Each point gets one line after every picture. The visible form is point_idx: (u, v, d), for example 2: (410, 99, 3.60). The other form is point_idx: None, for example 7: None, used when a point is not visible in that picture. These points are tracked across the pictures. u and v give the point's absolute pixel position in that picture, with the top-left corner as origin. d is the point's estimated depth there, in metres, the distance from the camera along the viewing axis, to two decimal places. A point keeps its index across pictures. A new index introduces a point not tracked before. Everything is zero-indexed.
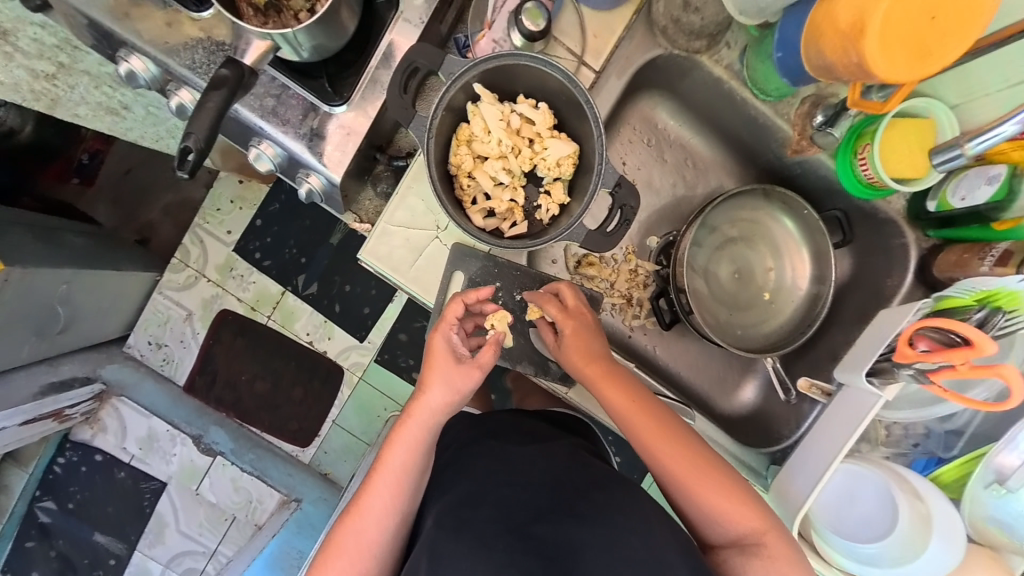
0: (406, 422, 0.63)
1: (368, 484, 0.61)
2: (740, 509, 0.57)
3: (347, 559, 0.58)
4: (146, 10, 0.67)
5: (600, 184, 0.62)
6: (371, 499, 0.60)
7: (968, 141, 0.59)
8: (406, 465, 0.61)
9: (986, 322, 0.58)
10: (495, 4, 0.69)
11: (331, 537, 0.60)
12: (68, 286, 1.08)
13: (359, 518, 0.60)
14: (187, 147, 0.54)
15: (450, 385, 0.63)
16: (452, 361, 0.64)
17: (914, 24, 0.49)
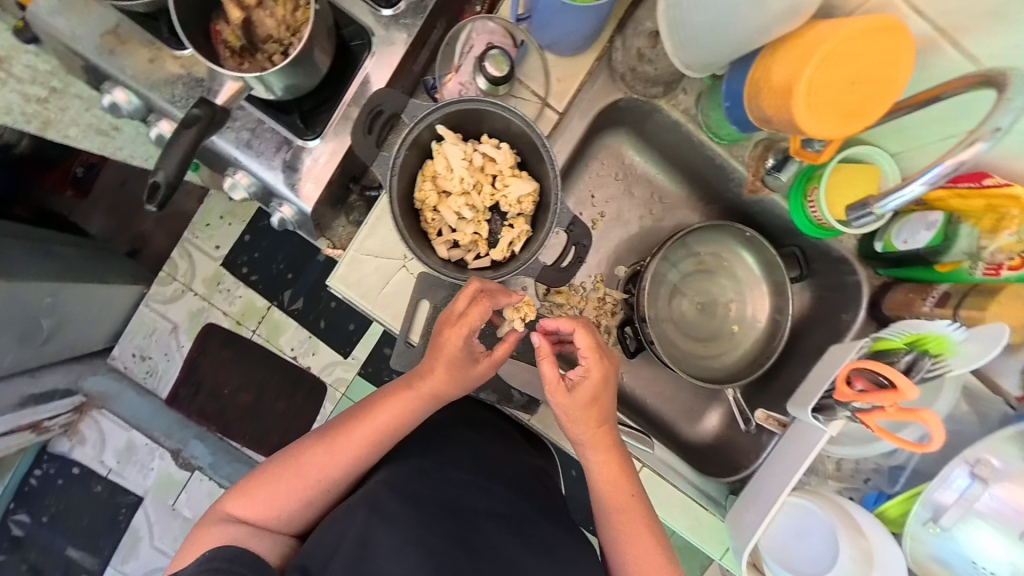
0: (402, 394, 0.65)
1: (349, 429, 0.64)
2: (646, 551, 0.64)
3: (302, 481, 0.62)
4: (131, 46, 0.70)
5: (554, 223, 0.66)
6: (346, 447, 0.63)
7: (879, 201, 0.58)
8: (385, 431, 0.64)
9: (914, 364, 0.60)
10: (462, 50, 0.74)
11: (299, 451, 0.63)
12: (54, 298, 1.11)
13: (329, 455, 0.62)
14: (157, 182, 0.58)
15: (457, 383, 0.64)
16: (459, 359, 0.63)
17: (837, 90, 0.53)
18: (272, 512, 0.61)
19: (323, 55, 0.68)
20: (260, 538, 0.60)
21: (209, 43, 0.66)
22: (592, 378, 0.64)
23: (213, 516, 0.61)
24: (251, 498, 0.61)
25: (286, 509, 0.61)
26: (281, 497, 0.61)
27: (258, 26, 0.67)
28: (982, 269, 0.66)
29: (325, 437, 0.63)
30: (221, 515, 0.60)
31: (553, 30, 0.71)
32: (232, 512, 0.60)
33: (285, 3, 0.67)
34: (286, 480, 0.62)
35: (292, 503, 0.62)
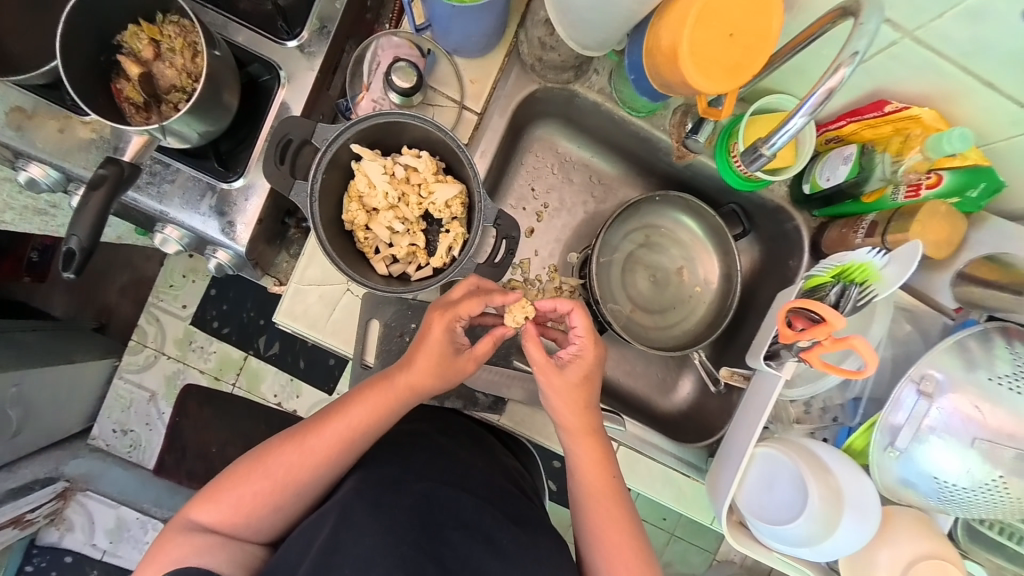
0: (375, 393, 0.64)
1: (323, 427, 0.63)
2: (617, 533, 0.63)
3: (271, 483, 0.61)
4: (39, 119, 0.70)
5: (482, 221, 0.67)
6: (316, 450, 0.62)
7: (765, 143, 0.60)
8: (354, 433, 0.63)
9: (843, 296, 0.62)
10: (370, 69, 0.75)
11: (270, 451, 0.63)
12: (18, 386, 1.09)
13: (300, 455, 0.62)
14: (72, 248, 0.59)
15: (437, 376, 0.64)
16: (445, 353, 0.64)
17: (718, 44, 0.55)
18: (238, 517, 0.61)
19: (231, 95, 0.68)
20: (226, 546, 0.60)
21: (111, 103, 0.66)
22: (586, 357, 0.65)
23: (178, 523, 0.60)
24: (217, 503, 0.61)
25: (254, 515, 0.61)
26: (249, 500, 0.61)
27: (160, 77, 0.68)
28: (903, 192, 0.67)
29: (298, 437, 0.63)
30: (185, 523, 0.60)
31: (454, 35, 0.72)
32: (197, 518, 0.60)
33: (182, 52, 0.67)
34: (254, 481, 0.61)
35: (261, 504, 0.61)
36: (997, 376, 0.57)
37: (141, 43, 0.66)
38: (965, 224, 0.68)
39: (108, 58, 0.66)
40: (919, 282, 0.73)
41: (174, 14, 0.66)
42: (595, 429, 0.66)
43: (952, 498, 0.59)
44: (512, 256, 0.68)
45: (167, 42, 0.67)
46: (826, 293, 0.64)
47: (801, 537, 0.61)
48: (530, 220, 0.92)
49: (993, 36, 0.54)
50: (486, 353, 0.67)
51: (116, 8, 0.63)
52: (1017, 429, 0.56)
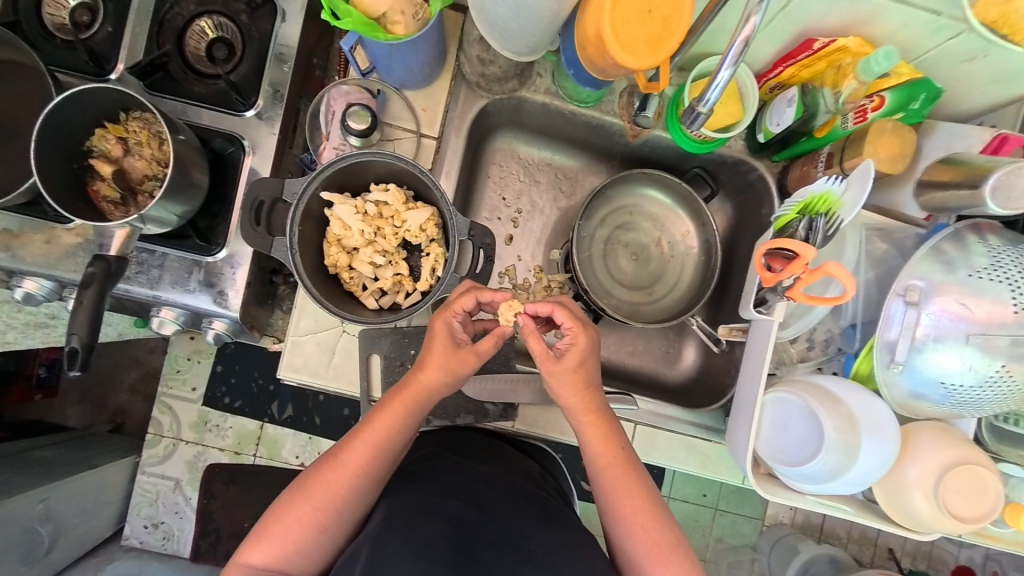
0: (398, 398, 0.67)
1: (354, 440, 0.65)
2: (636, 504, 0.65)
3: (312, 506, 0.62)
4: (26, 237, 0.73)
5: (455, 236, 0.69)
6: (348, 464, 0.64)
7: (699, 102, 0.64)
8: (382, 443, 0.65)
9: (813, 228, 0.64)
10: (327, 119, 0.79)
11: (307, 478, 0.64)
12: (45, 502, 1.10)
13: (334, 472, 0.63)
14: (74, 347, 0.60)
15: (448, 369, 0.66)
16: (450, 348, 0.67)
17: (639, 22, 0.58)
18: (288, 546, 0.61)
19: (200, 173, 0.71)
20: None
21: (90, 205, 0.69)
22: (580, 344, 0.66)
23: (233, 568, 0.60)
24: (267, 541, 0.61)
25: (303, 543, 0.61)
26: (294, 527, 0.61)
27: (131, 170, 0.71)
28: (852, 118, 0.70)
29: (331, 456, 0.65)
30: (239, 567, 0.60)
31: (397, 69, 0.76)
32: (250, 560, 0.60)
33: (149, 143, 0.71)
34: (299, 507, 0.62)
35: (306, 529, 0.62)
36: (976, 270, 0.59)
37: (109, 143, 0.69)
38: (914, 133, 0.71)
39: (81, 164, 0.69)
40: (886, 202, 0.74)
41: (135, 110, 0.70)
42: (591, 403, 0.67)
43: (963, 398, 0.61)
44: (490, 263, 0.70)
45: (133, 137, 0.70)
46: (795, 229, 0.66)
47: (823, 471, 0.63)
48: (507, 227, 0.95)
49: None
50: (491, 351, 0.68)
51: (81, 117, 0.67)
52: (1007, 316, 0.57)
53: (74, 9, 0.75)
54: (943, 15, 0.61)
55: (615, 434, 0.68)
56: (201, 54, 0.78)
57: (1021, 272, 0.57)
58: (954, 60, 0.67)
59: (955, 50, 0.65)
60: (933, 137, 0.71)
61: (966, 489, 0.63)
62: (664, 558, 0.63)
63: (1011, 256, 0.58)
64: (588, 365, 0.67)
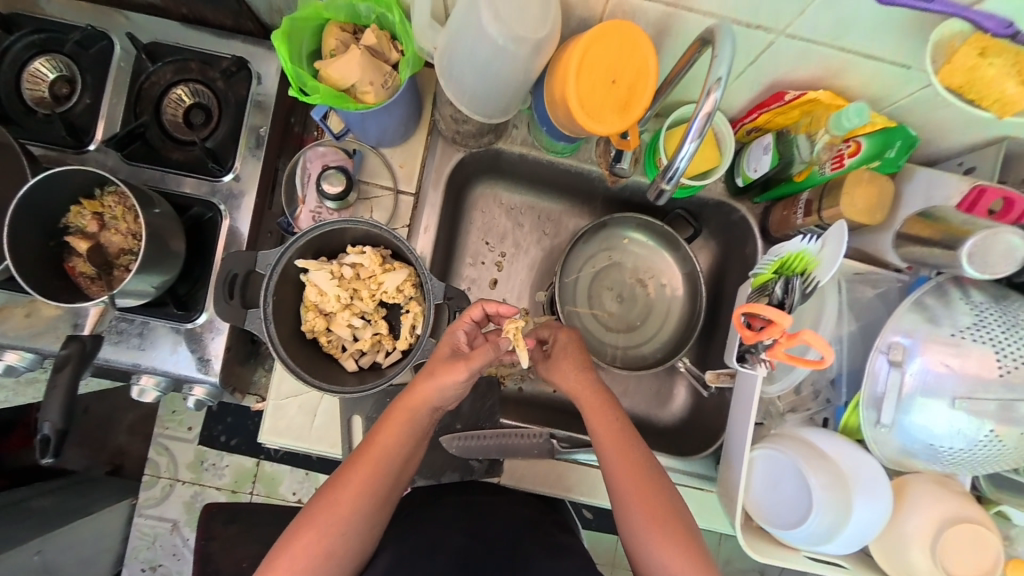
0: (397, 413, 0.66)
1: (356, 460, 0.64)
2: (654, 523, 0.64)
3: (319, 532, 0.61)
4: (8, 311, 0.75)
5: (431, 300, 0.68)
6: (353, 484, 0.63)
7: (664, 178, 0.59)
8: (385, 458, 0.64)
9: (789, 288, 0.62)
10: (303, 182, 0.79)
11: (314, 504, 0.63)
12: (40, 554, 1.08)
13: (341, 493, 0.63)
14: (47, 434, 0.60)
15: (439, 379, 0.65)
16: (448, 355, 0.67)
17: (604, 91, 0.56)
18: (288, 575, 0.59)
19: (177, 242, 0.72)
20: None
21: (67, 281, 0.71)
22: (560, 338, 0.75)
23: None
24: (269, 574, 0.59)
25: (314, 574, 0.60)
26: (303, 556, 0.60)
27: (108, 245, 0.73)
28: (829, 165, 0.68)
29: (333, 475, 0.65)
30: None
31: (372, 130, 0.76)
32: None
33: (124, 217, 0.73)
34: (309, 534, 0.61)
35: (310, 553, 0.60)
36: (962, 330, 0.57)
37: (85, 220, 0.71)
38: (891, 183, 0.69)
39: (58, 242, 0.71)
40: (868, 246, 0.73)
41: (110, 185, 0.71)
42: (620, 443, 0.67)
43: (953, 459, 0.59)
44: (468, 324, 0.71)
45: (108, 212, 0.72)
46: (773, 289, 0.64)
47: (817, 532, 0.61)
48: (492, 271, 0.94)
49: (849, 21, 0.55)
50: (480, 365, 0.65)
51: (56, 199, 0.69)
52: (993, 376, 0.55)
53: (54, 82, 0.77)
54: (911, 67, 0.60)
55: (653, 474, 0.66)
56: (180, 121, 0.80)
57: (1006, 334, 0.56)
58: (930, 106, 0.65)
59: (929, 99, 0.64)
60: (911, 183, 0.70)
61: (965, 547, 0.61)
62: (668, 543, 0.63)
63: (995, 316, 0.57)
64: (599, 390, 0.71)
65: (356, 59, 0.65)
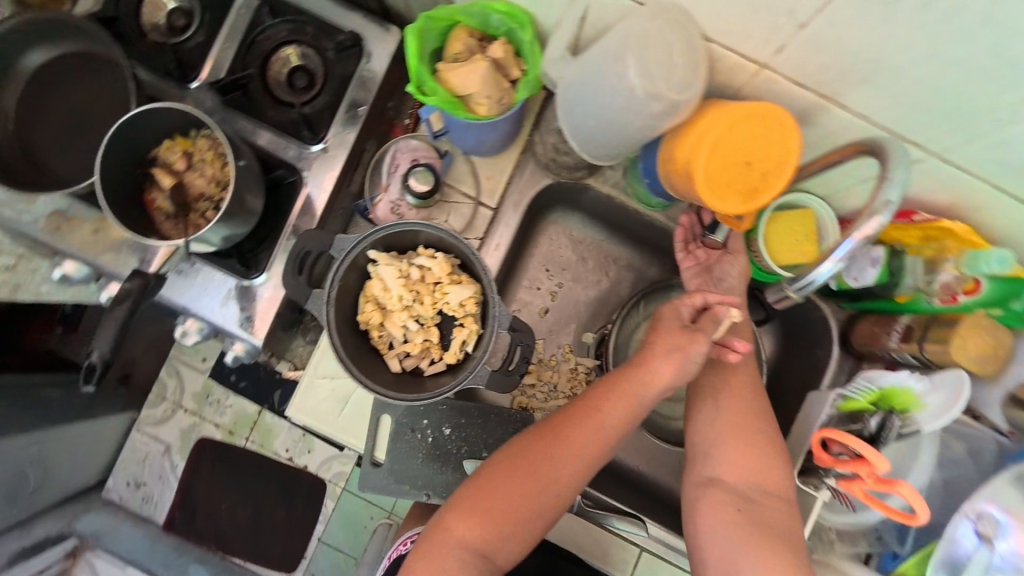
0: (616, 388, 0.63)
1: (600, 411, 0.62)
2: (744, 454, 0.61)
3: (520, 489, 0.60)
4: (77, 222, 0.77)
5: (496, 328, 0.66)
6: (571, 447, 0.61)
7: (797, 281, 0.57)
8: (610, 427, 0.62)
9: (885, 425, 0.59)
10: (389, 170, 0.78)
11: (521, 451, 0.62)
12: (39, 446, 1.08)
13: (555, 452, 0.61)
14: (92, 361, 0.61)
15: (677, 360, 0.62)
16: (678, 330, 0.64)
17: (734, 172, 0.53)
18: (473, 537, 0.58)
19: (254, 199, 0.72)
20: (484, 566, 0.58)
21: (144, 214, 0.71)
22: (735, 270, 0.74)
23: (439, 534, 0.59)
24: (446, 541, 0.58)
25: (510, 530, 0.59)
26: (502, 502, 0.59)
27: (190, 185, 0.73)
28: (940, 298, 0.63)
29: (506, 450, 0.63)
30: (447, 536, 0.59)
31: (469, 138, 0.75)
32: (461, 532, 0.58)
33: (213, 162, 0.74)
34: (508, 484, 0.60)
35: (486, 523, 0.59)
36: None
37: (174, 156, 0.72)
38: (1010, 338, 0.63)
39: (143, 172, 0.73)
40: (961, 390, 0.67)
41: (205, 129, 0.73)
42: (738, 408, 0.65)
43: None
44: (527, 363, 0.66)
45: (198, 154, 0.73)
46: (864, 420, 0.60)
47: None
48: (544, 300, 0.91)
49: (1013, 163, 0.51)
50: (669, 372, 0.62)
51: (153, 130, 0.70)
52: None
53: (172, 13, 0.78)
54: None
55: (767, 433, 0.62)
56: (282, 80, 0.80)
57: None
58: None
59: None
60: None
61: None
62: (760, 471, 0.60)
63: None
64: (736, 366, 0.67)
65: (481, 71, 0.63)
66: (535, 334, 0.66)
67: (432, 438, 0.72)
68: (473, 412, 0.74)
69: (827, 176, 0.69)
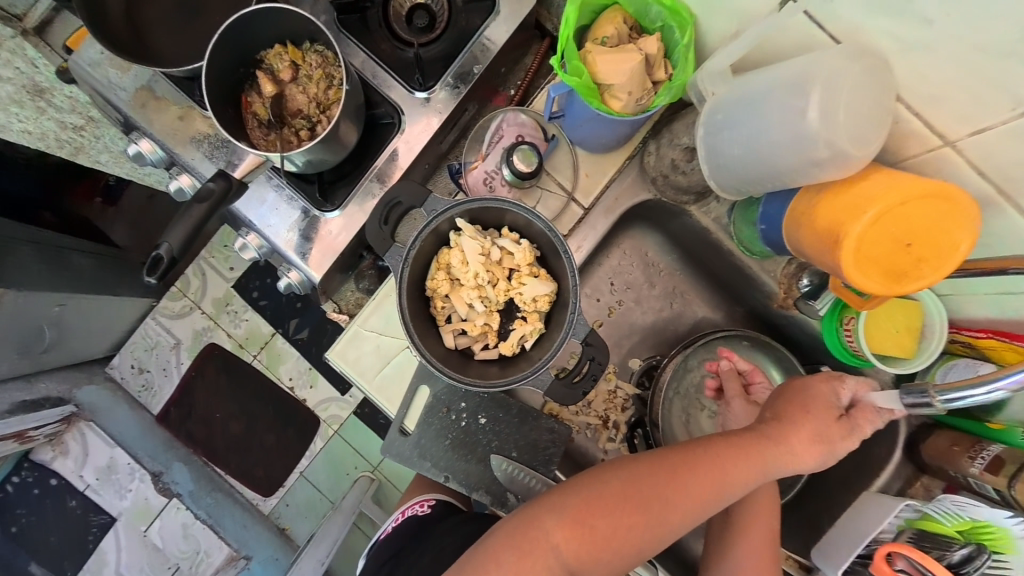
0: (751, 448, 0.59)
1: (728, 470, 0.58)
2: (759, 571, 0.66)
3: (631, 518, 0.56)
4: (163, 103, 0.73)
5: (570, 335, 0.62)
6: (689, 493, 0.58)
7: (942, 391, 0.49)
8: (729, 487, 0.58)
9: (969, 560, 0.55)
10: (491, 140, 0.76)
11: (637, 479, 0.58)
12: (63, 307, 1.00)
13: (677, 493, 0.57)
14: (161, 254, 0.60)
15: (824, 437, 0.59)
16: (828, 412, 0.60)
17: (888, 250, 0.49)
18: (569, 554, 0.56)
19: (350, 132, 0.69)
20: None
21: (238, 114, 0.68)
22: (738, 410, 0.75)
23: (531, 531, 0.56)
24: (538, 551, 0.55)
25: (605, 553, 0.56)
26: (607, 525, 0.56)
27: (290, 99, 0.70)
28: None
29: (617, 478, 0.58)
30: (542, 536, 0.55)
31: (584, 130, 0.70)
32: (557, 538, 0.55)
33: (318, 81, 0.70)
34: (618, 508, 0.57)
35: (586, 545, 0.56)
36: None
37: (281, 64, 0.69)
38: None
39: (246, 72, 0.69)
40: None
41: (320, 44, 0.69)
42: (761, 517, 0.69)
43: None
44: (594, 381, 0.62)
45: (306, 69, 0.70)
46: (948, 547, 0.57)
47: None
48: (600, 313, 0.85)
49: None
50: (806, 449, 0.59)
51: (268, 31, 0.66)
52: None
53: None
54: None
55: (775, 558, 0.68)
56: (401, 14, 0.77)
57: None
58: None
59: None
60: None
61: None
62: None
63: None
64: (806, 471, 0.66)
65: (632, 64, 0.59)
66: (609, 353, 0.63)
67: (465, 423, 0.70)
68: (513, 411, 0.72)
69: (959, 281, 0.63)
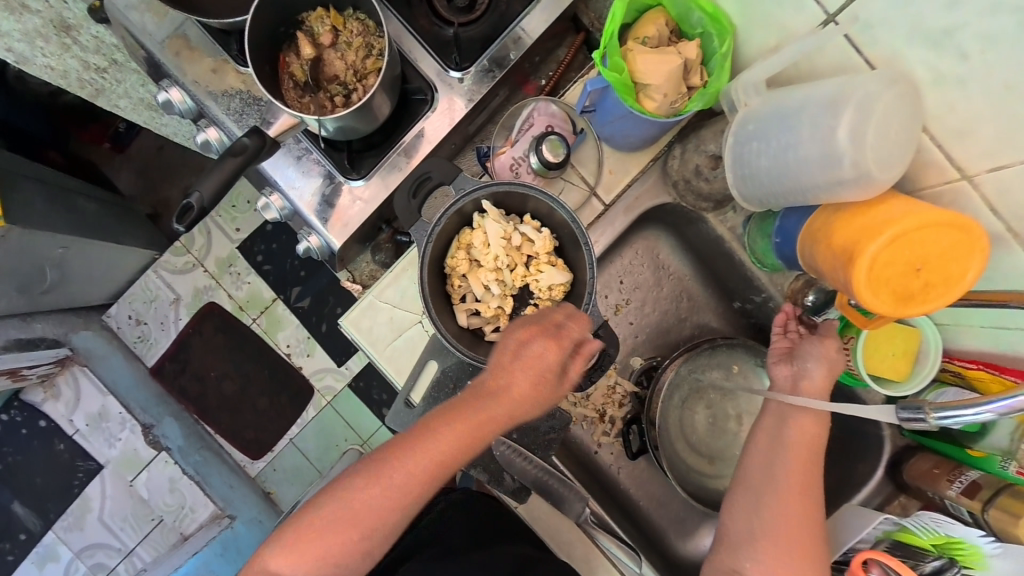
0: (462, 403, 0.59)
1: (445, 430, 0.59)
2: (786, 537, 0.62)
3: (379, 481, 0.58)
4: (196, 54, 0.73)
5: (583, 325, 0.64)
6: (419, 452, 0.58)
7: (936, 409, 0.51)
8: (464, 438, 0.59)
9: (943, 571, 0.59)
10: (522, 128, 0.76)
11: (391, 446, 0.59)
12: (65, 250, 0.99)
13: (401, 451, 0.58)
14: (191, 204, 0.61)
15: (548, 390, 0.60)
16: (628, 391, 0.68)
17: (899, 272, 0.51)
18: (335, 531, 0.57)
19: (383, 105, 0.69)
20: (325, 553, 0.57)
21: (273, 72, 0.68)
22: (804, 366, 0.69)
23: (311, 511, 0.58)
24: (309, 533, 0.57)
25: (370, 517, 0.57)
26: (370, 495, 0.58)
27: (326, 65, 0.70)
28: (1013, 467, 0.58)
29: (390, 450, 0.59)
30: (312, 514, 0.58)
31: (615, 127, 0.71)
32: (320, 515, 0.57)
33: (357, 50, 0.70)
34: (379, 476, 0.58)
35: (363, 516, 0.58)
36: None
37: (322, 28, 0.69)
38: None
39: (286, 31, 0.69)
40: None
41: (362, 13, 0.69)
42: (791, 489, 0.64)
43: None
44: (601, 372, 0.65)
45: (346, 36, 0.70)
46: (922, 558, 0.60)
47: None
48: (608, 310, 0.86)
49: None
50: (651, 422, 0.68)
51: None
52: None
53: None
54: None
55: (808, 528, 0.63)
56: None
57: None
58: None
59: None
60: None
61: None
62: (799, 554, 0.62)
63: None
64: (748, 468, 0.67)
65: (671, 67, 0.60)
66: (618, 345, 0.65)
67: None
68: None
69: (960, 312, 0.65)
